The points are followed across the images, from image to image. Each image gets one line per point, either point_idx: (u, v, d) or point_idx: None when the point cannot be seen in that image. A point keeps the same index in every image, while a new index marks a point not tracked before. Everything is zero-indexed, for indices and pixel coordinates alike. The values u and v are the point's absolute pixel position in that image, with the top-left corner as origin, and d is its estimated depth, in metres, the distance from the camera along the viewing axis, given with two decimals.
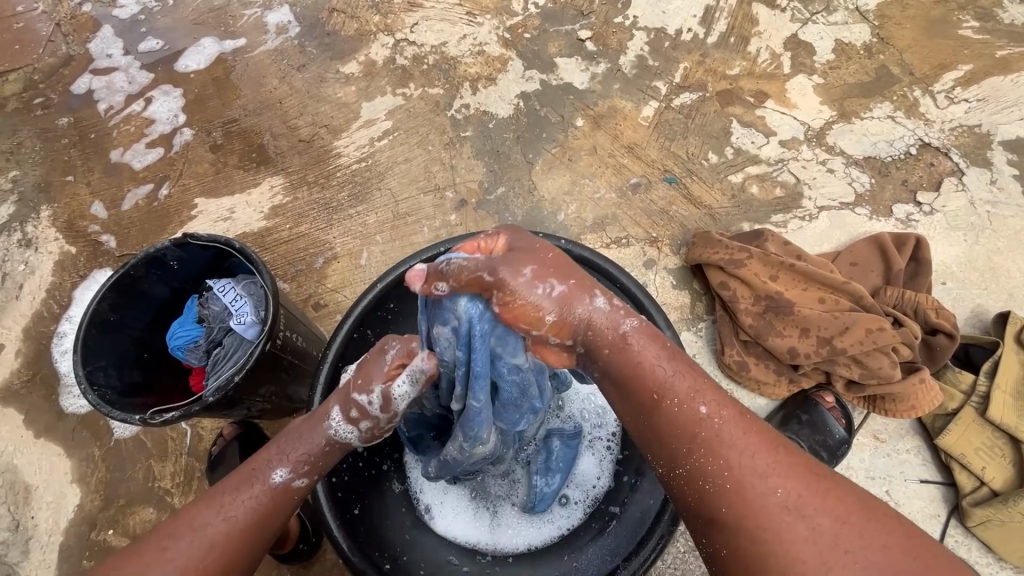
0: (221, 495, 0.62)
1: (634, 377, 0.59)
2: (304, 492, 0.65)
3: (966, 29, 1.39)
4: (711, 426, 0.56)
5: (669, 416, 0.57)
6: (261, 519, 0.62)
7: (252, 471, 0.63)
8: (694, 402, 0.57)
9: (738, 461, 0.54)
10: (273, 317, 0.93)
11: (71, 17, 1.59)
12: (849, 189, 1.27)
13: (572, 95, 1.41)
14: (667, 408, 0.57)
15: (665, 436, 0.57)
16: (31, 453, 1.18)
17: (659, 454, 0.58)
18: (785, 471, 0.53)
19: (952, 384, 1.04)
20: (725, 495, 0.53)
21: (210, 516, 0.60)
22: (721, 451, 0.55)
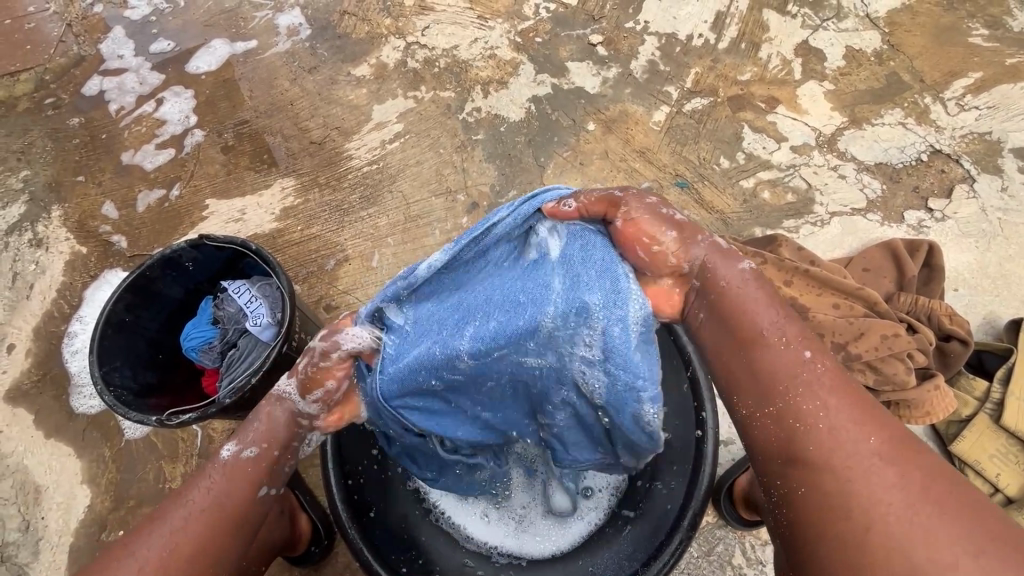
0: (183, 486, 0.66)
1: (738, 315, 0.67)
2: (257, 463, 0.68)
3: (976, 37, 1.40)
4: (801, 376, 0.62)
5: (763, 371, 0.63)
6: (218, 497, 0.64)
7: (209, 459, 0.68)
8: (801, 347, 0.64)
9: (822, 411, 0.59)
10: (290, 320, 0.93)
11: (82, 18, 1.59)
12: (860, 195, 1.27)
13: (583, 99, 1.41)
14: (765, 373, 0.63)
15: (762, 392, 0.63)
16: (42, 453, 1.18)
17: (751, 399, 0.64)
18: (873, 434, 0.57)
19: (965, 391, 1.04)
20: (805, 438, 0.59)
21: (170, 509, 0.63)
22: (801, 401, 0.61)
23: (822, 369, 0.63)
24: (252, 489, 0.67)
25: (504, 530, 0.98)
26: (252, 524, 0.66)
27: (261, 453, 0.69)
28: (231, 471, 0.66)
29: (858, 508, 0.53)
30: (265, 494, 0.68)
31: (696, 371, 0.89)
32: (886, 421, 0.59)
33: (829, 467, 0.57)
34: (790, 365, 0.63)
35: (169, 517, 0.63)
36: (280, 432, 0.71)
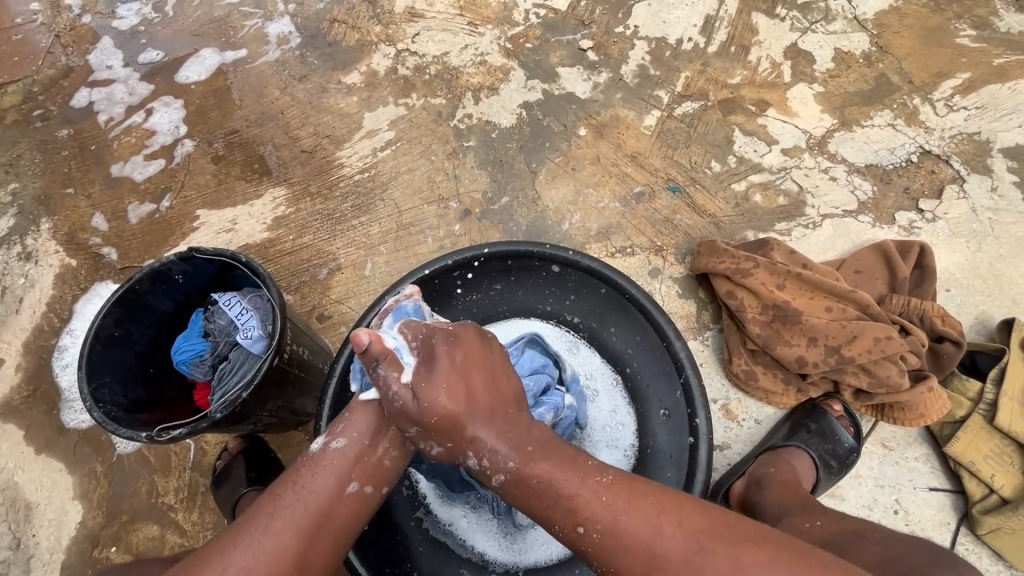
0: (272, 491, 0.70)
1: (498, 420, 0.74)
2: (343, 454, 0.73)
3: (963, 38, 1.41)
4: (526, 461, 0.69)
5: (510, 469, 0.70)
6: (310, 498, 0.70)
7: (296, 463, 0.73)
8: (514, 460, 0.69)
9: (576, 491, 0.67)
10: (280, 332, 0.92)
11: (70, 29, 1.59)
12: (852, 197, 1.28)
13: (574, 104, 1.41)
14: (514, 474, 0.70)
15: (520, 475, 0.69)
16: (33, 469, 1.17)
17: (542, 512, 0.69)
18: (624, 493, 0.65)
19: (959, 392, 1.04)
20: (582, 519, 0.65)
21: (262, 516, 0.68)
22: (564, 496, 0.67)
23: (551, 462, 0.69)
24: (340, 486, 0.72)
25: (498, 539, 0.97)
26: (343, 518, 0.71)
27: (353, 446, 0.74)
28: (323, 465, 0.72)
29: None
30: (355, 490, 0.72)
31: (689, 379, 0.88)
32: (631, 479, 0.67)
33: (609, 537, 0.64)
34: (529, 459, 0.69)
35: (262, 510, 0.68)
36: (365, 425, 0.75)
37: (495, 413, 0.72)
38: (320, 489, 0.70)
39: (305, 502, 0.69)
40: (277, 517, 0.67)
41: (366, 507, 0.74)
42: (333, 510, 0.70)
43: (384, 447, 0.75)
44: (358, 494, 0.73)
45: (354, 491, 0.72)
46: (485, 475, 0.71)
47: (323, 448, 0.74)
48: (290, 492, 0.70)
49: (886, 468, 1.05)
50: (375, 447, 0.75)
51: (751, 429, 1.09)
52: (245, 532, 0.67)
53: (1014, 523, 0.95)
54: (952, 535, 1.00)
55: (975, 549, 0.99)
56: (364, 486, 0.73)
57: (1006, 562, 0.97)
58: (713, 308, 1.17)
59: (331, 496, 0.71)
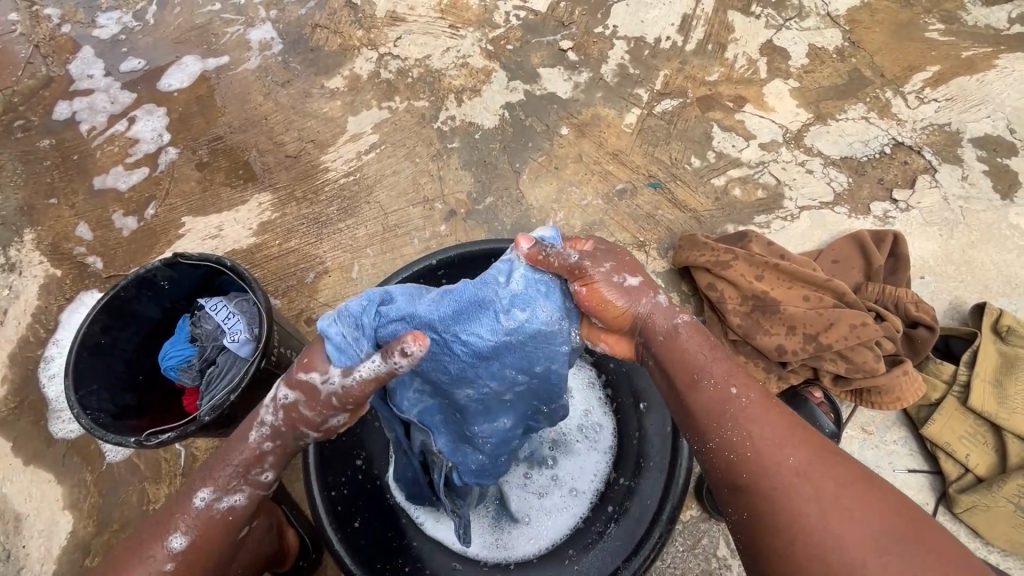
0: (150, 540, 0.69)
1: (679, 361, 0.69)
2: (227, 504, 0.72)
3: (932, 32, 1.44)
4: (720, 386, 0.66)
5: (712, 376, 0.67)
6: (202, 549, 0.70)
7: (175, 511, 0.71)
8: (726, 384, 0.66)
9: (759, 434, 0.62)
10: (267, 334, 0.93)
11: (49, 39, 1.58)
12: (829, 188, 1.30)
13: (556, 104, 1.43)
14: (694, 390, 0.67)
15: (700, 371, 0.68)
16: (22, 480, 1.17)
17: (711, 423, 0.65)
18: (815, 456, 0.59)
19: (934, 375, 1.07)
20: (750, 462, 0.61)
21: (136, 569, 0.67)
22: (745, 423, 0.63)
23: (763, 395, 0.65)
24: (228, 533, 0.72)
25: (491, 535, 1.00)
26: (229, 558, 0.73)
27: (243, 498, 0.73)
28: (206, 515, 0.71)
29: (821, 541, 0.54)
30: (242, 529, 0.74)
31: None
32: (818, 439, 0.62)
33: (788, 473, 0.59)
34: (719, 380, 0.67)
35: (142, 556, 0.68)
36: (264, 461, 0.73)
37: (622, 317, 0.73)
38: (204, 538, 0.70)
39: (190, 551, 0.69)
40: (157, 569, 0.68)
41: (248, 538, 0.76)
42: (219, 552, 0.72)
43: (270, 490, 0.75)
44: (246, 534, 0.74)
45: (241, 529, 0.74)
46: (671, 311, 0.72)
47: (209, 500, 0.71)
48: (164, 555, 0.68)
49: (867, 452, 1.07)
50: (263, 491, 0.74)
51: None
52: None
53: (988, 500, 0.98)
54: (932, 515, 1.02)
55: (953, 528, 1.01)
56: (249, 526, 0.75)
57: (983, 540, 1.00)
58: (695, 301, 1.19)
59: (212, 544, 0.71)
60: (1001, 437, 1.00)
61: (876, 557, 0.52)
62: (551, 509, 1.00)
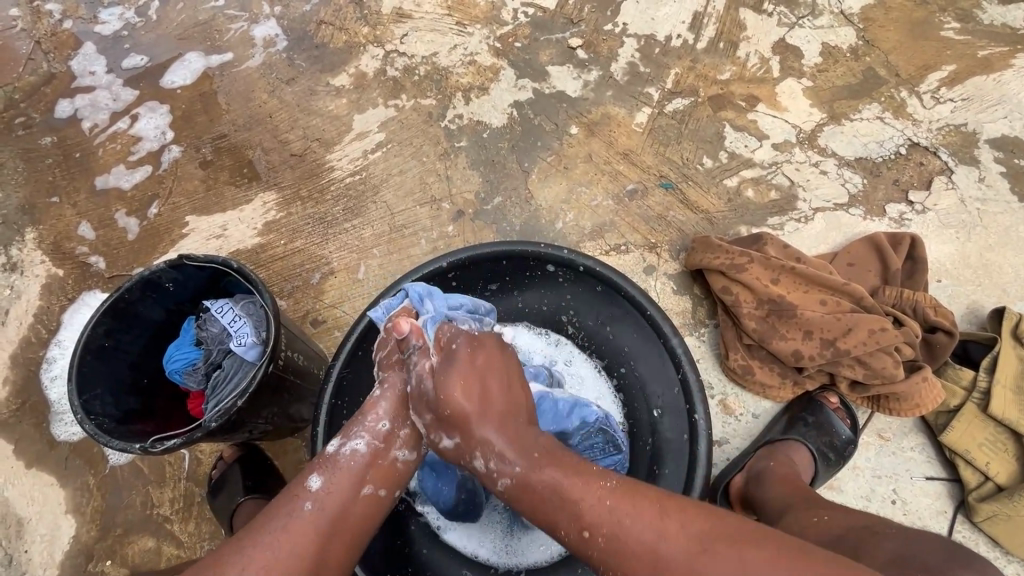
0: (286, 492, 0.69)
1: (544, 503, 0.65)
2: (357, 454, 0.73)
3: (948, 30, 1.42)
4: (587, 501, 0.63)
5: (567, 516, 0.63)
6: (338, 509, 0.68)
7: (309, 466, 0.72)
8: (578, 511, 0.63)
9: (638, 535, 0.59)
10: (275, 338, 0.91)
11: (51, 35, 1.56)
12: (843, 190, 1.28)
13: (565, 103, 1.41)
14: (572, 522, 0.63)
15: (557, 508, 0.64)
16: (23, 483, 1.15)
17: (594, 563, 0.62)
18: (692, 537, 0.58)
19: (953, 381, 1.05)
20: (642, 567, 0.58)
21: (273, 519, 0.65)
22: (617, 536, 0.60)
23: (607, 497, 0.63)
24: (358, 488, 0.71)
25: (504, 542, 0.98)
26: (360, 520, 0.70)
27: (370, 449, 0.74)
28: (340, 465, 0.72)
29: None
30: (370, 493, 0.72)
31: (687, 374, 0.89)
32: (683, 506, 0.61)
33: None
34: (583, 489, 0.64)
35: (279, 510, 0.66)
36: (404, 411, 0.78)
37: (502, 420, 0.71)
38: (337, 489, 0.70)
39: (325, 497, 0.68)
40: (297, 517, 0.66)
41: (377, 513, 0.73)
42: (349, 511, 0.69)
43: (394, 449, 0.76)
44: (373, 496, 0.72)
45: (370, 494, 0.72)
46: (529, 421, 0.74)
47: (337, 451, 0.74)
48: (297, 511, 0.66)
49: (883, 459, 1.05)
50: (390, 451, 0.76)
51: (748, 424, 1.10)
52: (262, 531, 0.64)
53: (1009, 509, 0.96)
54: (950, 523, 1.01)
55: (972, 537, 1.00)
56: (377, 490, 0.73)
57: (1002, 549, 0.98)
58: (708, 304, 1.17)
59: (346, 498, 0.70)
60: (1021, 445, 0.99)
61: None
62: None
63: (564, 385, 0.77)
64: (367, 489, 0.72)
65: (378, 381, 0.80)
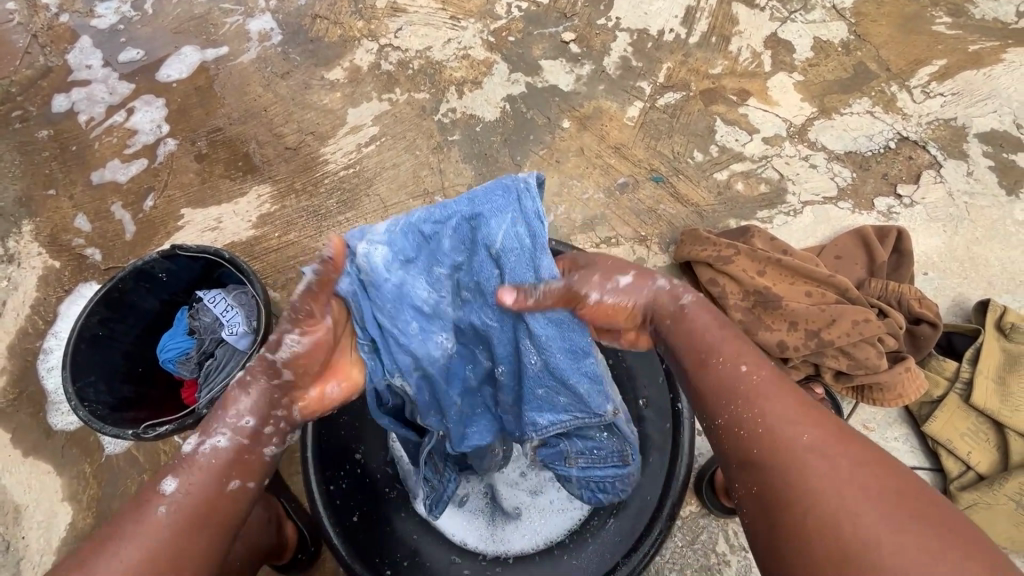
0: (135, 505, 0.60)
1: (692, 341, 0.70)
2: (221, 450, 0.66)
3: (939, 25, 1.42)
4: (745, 356, 0.67)
5: (721, 355, 0.68)
6: (202, 509, 0.61)
7: (160, 474, 0.63)
8: (736, 361, 0.67)
9: (771, 403, 0.62)
10: (266, 327, 0.92)
11: (48, 29, 1.57)
12: (832, 183, 1.29)
13: (557, 97, 1.42)
14: (717, 359, 0.68)
15: (712, 350, 0.69)
16: (21, 471, 1.17)
17: (716, 398, 0.66)
18: (829, 430, 0.59)
19: (936, 372, 1.06)
20: (762, 421, 0.61)
21: (126, 525, 0.58)
22: (759, 401, 0.63)
23: (769, 369, 0.66)
24: (223, 484, 0.64)
25: (487, 530, 1.01)
26: (225, 517, 0.63)
27: (232, 443, 0.67)
28: (196, 464, 0.64)
29: (812, 507, 0.54)
30: (236, 487, 0.65)
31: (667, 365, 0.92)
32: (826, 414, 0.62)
33: (781, 447, 0.59)
34: (739, 351, 0.68)
35: (130, 516, 0.59)
36: (273, 400, 0.71)
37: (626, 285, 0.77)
38: (197, 489, 0.62)
39: (182, 501, 0.61)
40: (147, 524, 0.59)
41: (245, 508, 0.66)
42: (211, 510, 0.62)
43: (263, 439, 0.69)
44: (241, 490, 0.65)
45: (236, 488, 0.65)
46: (673, 293, 0.74)
47: (196, 449, 0.65)
48: (148, 520, 0.59)
49: None
50: (255, 447, 0.68)
51: None
52: (109, 548, 0.57)
53: (989, 497, 0.97)
54: None
55: None
56: (246, 483, 0.66)
57: (983, 537, 1.00)
58: None
59: (208, 494, 0.62)
60: (1003, 435, 1.00)
61: (874, 516, 0.51)
62: (546, 507, 1.03)
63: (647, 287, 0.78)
64: (234, 482, 0.65)
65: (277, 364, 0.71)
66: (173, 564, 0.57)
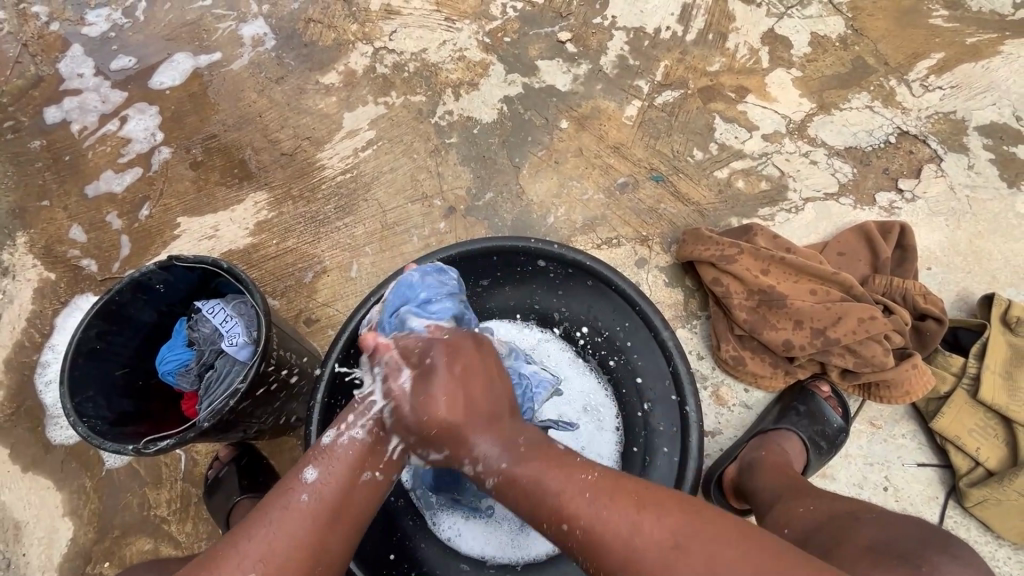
0: (279, 490, 0.66)
1: (537, 501, 0.64)
2: (356, 442, 0.71)
3: (937, 18, 1.42)
4: (568, 496, 0.63)
5: (549, 504, 0.63)
6: (339, 496, 0.67)
7: (298, 463, 0.69)
8: (559, 519, 0.62)
9: (613, 529, 0.60)
10: (266, 336, 0.91)
11: (38, 37, 1.55)
12: (833, 179, 1.29)
13: (555, 97, 1.41)
14: (551, 515, 0.63)
15: (540, 505, 0.64)
16: (20, 488, 1.15)
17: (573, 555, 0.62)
18: (667, 543, 0.57)
19: (942, 367, 1.05)
20: (621, 569, 0.58)
21: (275, 506, 0.65)
22: (599, 547, 0.60)
23: (589, 497, 0.62)
24: (356, 474, 0.69)
25: (509, 537, 0.98)
26: (360, 504, 0.69)
27: (367, 435, 0.71)
28: (335, 455, 0.69)
29: None
30: (369, 477, 0.70)
31: (677, 366, 0.89)
32: (669, 507, 0.61)
33: None
34: (563, 496, 0.63)
35: (277, 500, 0.65)
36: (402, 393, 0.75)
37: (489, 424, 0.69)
38: (335, 475, 0.68)
39: (323, 489, 0.66)
40: (293, 509, 0.64)
41: (382, 494, 0.71)
42: (351, 500, 0.68)
43: (401, 434, 0.73)
44: (372, 480, 0.70)
45: (369, 479, 0.70)
46: (512, 403, 0.73)
47: (333, 441, 0.71)
48: (293, 507, 0.64)
49: (875, 446, 1.06)
50: (392, 437, 0.73)
51: (740, 414, 1.10)
52: (261, 525, 0.63)
53: (998, 494, 0.97)
54: (941, 510, 1.02)
55: (963, 522, 1.01)
56: (378, 472, 0.71)
57: (994, 534, 0.99)
58: (700, 296, 1.18)
59: (345, 485, 0.68)
60: (1011, 429, 1.00)
61: None
62: None
63: (514, 423, 0.71)
64: (367, 474, 0.70)
65: (379, 383, 0.77)
66: (318, 544, 0.63)
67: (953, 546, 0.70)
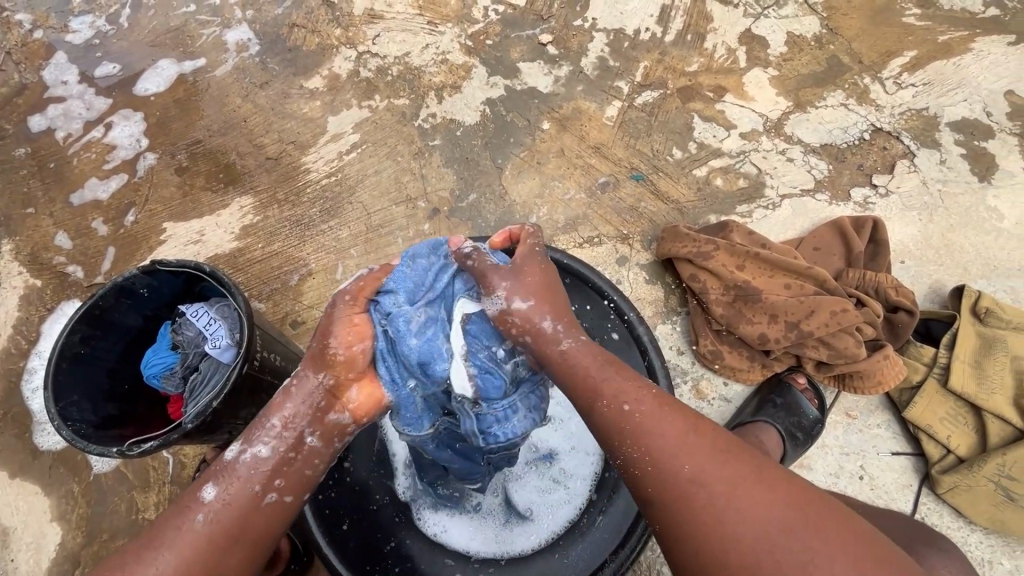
0: (179, 507, 0.66)
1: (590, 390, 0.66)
2: (261, 462, 0.67)
3: (909, 16, 1.45)
4: (630, 390, 0.66)
5: (607, 396, 0.66)
6: (235, 524, 0.65)
7: (203, 479, 0.68)
8: (618, 402, 0.65)
9: (664, 437, 0.62)
10: (249, 338, 0.92)
11: (22, 45, 1.55)
12: (809, 176, 1.31)
13: (537, 99, 1.42)
14: (610, 400, 0.66)
15: (598, 389, 0.66)
16: (8, 494, 1.16)
17: (615, 442, 0.65)
18: (715, 452, 0.61)
19: (914, 358, 1.08)
20: (661, 463, 0.62)
21: (171, 529, 0.64)
22: (646, 437, 0.63)
23: (654, 399, 0.65)
24: (259, 498, 0.66)
25: (495, 532, 0.99)
26: (260, 530, 0.66)
27: (272, 455, 0.68)
28: (235, 475, 0.66)
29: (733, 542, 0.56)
30: (273, 501, 0.67)
31: (652, 359, 0.92)
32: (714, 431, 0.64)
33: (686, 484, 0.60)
34: (624, 387, 0.66)
35: (173, 522, 0.64)
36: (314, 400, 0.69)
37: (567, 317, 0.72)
38: (234, 499, 0.65)
39: (219, 513, 0.65)
40: (186, 530, 0.64)
41: (283, 519, 0.68)
42: (246, 525, 0.65)
43: (305, 458, 0.69)
44: (276, 503, 0.67)
45: (273, 501, 0.67)
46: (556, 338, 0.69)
47: (236, 458, 0.67)
48: (185, 531, 0.64)
49: (851, 436, 1.08)
50: (302, 456, 0.69)
51: (720, 408, 1.12)
52: (153, 547, 0.63)
53: (969, 480, 1.00)
54: (915, 497, 1.04)
55: (936, 508, 1.03)
56: (283, 496, 0.68)
57: (966, 519, 1.02)
58: (679, 292, 1.20)
59: (243, 509, 0.65)
60: (980, 417, 1.02)
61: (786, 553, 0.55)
62: (555, 502, 1.00)
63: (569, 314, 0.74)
64: (273, 496, 0.67)
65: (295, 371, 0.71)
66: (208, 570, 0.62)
67: (940, 553, 0.79)
